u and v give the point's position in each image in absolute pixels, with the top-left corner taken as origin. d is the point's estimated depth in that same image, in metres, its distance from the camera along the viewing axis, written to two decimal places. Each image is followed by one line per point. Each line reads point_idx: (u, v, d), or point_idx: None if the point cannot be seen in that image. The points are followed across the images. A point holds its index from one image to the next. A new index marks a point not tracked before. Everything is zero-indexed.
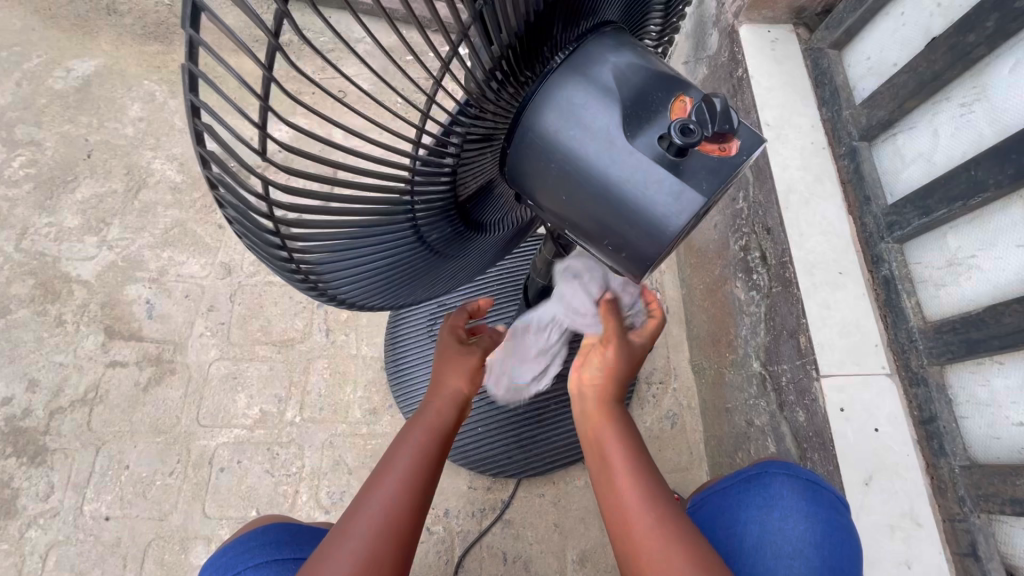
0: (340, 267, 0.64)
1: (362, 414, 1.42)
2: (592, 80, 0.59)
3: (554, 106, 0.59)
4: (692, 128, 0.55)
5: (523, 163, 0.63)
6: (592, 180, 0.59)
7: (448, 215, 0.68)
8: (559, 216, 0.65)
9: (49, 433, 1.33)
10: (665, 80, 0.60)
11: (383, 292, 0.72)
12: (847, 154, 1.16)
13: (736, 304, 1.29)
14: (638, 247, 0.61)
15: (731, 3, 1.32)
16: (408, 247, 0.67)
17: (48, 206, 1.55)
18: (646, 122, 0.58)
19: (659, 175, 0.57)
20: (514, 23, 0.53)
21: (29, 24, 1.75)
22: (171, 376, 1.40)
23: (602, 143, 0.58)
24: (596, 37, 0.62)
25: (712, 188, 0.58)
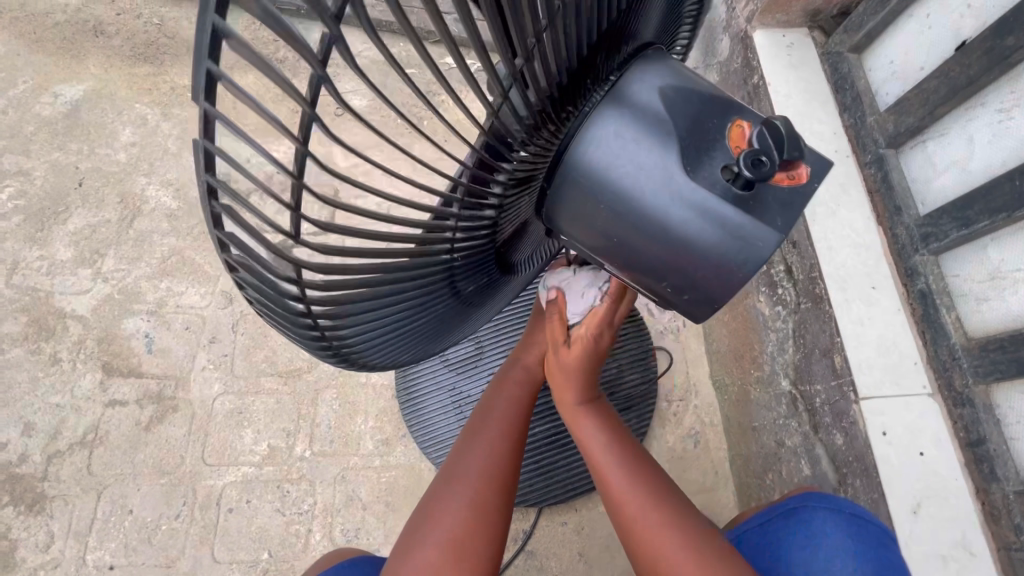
0: (366, 328, 0.59)
1: (374, 446, 1.36)
2: (642, 111, 0.54)
3: (602, 143, 0.54)
4: (765, 159, 0.50)
5: (570, 206, 0.58)
6: (653, 223, 0.55)
7: (483, 260, 0.64)
8: (610, 261, 0.61)
9: (47, 480, 1.27)
10: (719, 103, 0.55)
11: (415, 343, 0.68)
12: (874, 162, 1.11)
13: (760, 319, 1.24)
14: (702, 286, 0.57)
15: (743, 8, 1.27)
16: (442, 299, 0.63)
17: (39, 239, 1.48)
18: (706, 154, 0.53)
19: (726, 216, 0.53)
20: (561, 62, 0.49)
21: (14, 50, 1.69)
22: (173, 414, 1.34)
23: (661, 183, 0.53)
24: (640, 59, 0.57)
25: (785, 224, 0.54)
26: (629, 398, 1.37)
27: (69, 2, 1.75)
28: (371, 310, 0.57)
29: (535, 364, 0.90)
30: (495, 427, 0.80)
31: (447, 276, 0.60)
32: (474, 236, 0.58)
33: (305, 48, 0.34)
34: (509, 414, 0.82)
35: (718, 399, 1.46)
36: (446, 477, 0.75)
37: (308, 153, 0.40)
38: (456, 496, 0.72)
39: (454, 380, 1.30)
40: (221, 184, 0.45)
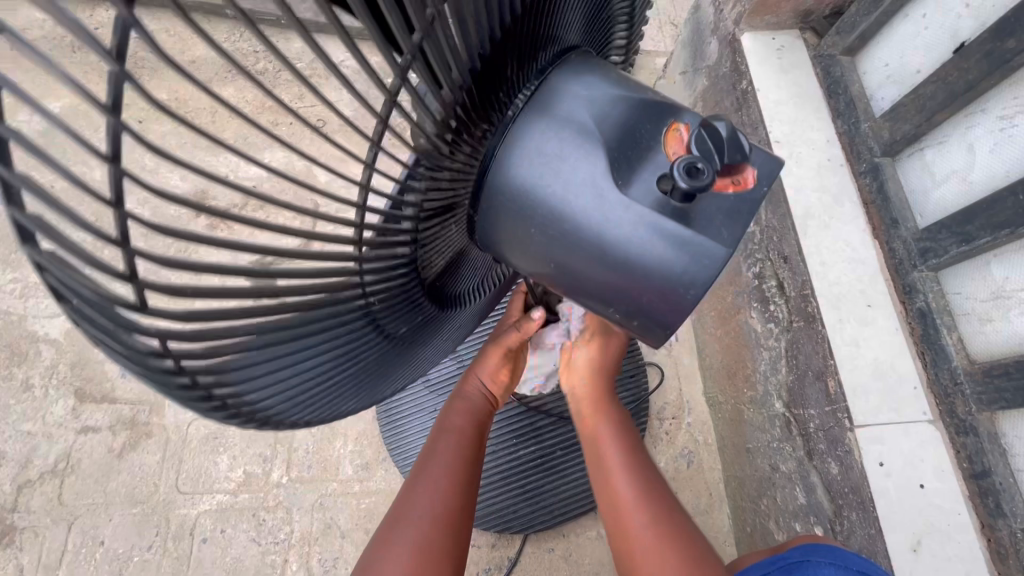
0: (266, 377, 0.47)
1: (354, 470, 1.32)
2: (565, 123, 0.50)
3: (526, 162, 0.50)
4: (702, 167, 0.45)
5: (502, 229, 0.53)
6: (589, 245, 0.49)
7: (410, 297, 0.55)
8: (555, 286, 0.55)
9: (17, 510, 1.24)
10: (651, 104, 0.50)
11: (362, 393, 0.58)
12: (869, 171, 1.05)
13: (752, 336, 1.17)
14: (652, 311, 0.51)
15: (730, 10, 1.21)
16: (366, 340, 0.53)
17: (13, 260, 1.45)
18: (638, 164, 0.48)
19: (666, 229, 0.47)
20: (461, 68, 0.45)
21: None
22: (147, 440, 1.31)
23: (592, 196, 0.48)
24: (561, 66, 0.53)
25: (734, 237, 0.48)
26: None
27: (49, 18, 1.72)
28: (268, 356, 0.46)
29: (484, 403, 0.86)
30: (439, 465, 0.73)
31: (364, 317, 0.51)
32: (390, 277, 0.52)
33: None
34: (455, 453, 0.75)
35: (712, 416, 1.40)
36: (397, 522, 0.68)
37: (127, 129, 0.30)
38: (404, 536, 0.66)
39: (434, 402, 1.26)
40: (28, 238, 0.35)
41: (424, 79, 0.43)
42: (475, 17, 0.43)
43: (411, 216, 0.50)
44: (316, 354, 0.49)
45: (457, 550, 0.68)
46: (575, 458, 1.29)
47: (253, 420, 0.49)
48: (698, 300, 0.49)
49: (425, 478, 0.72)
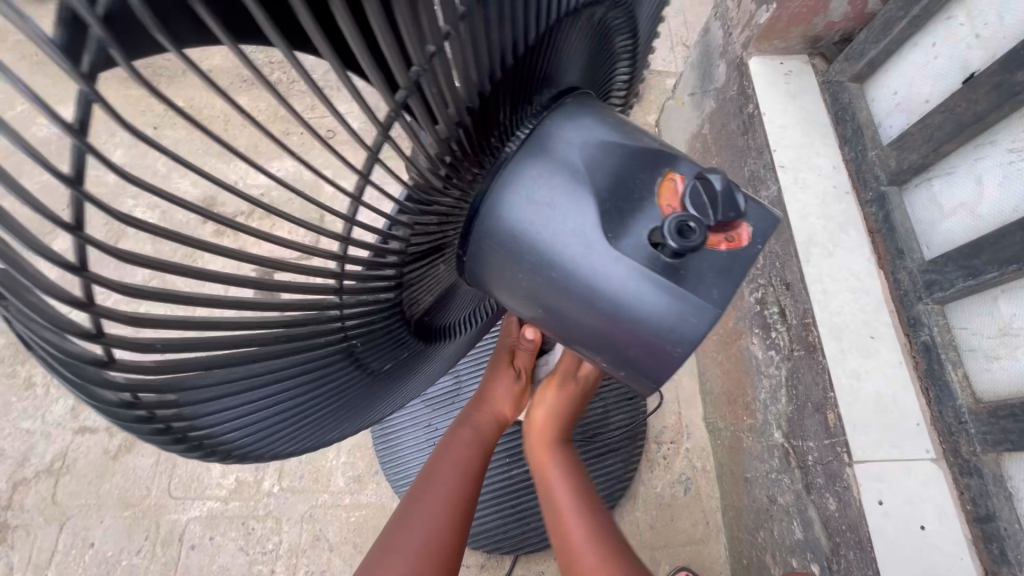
0: (230, 412, 0.47)
1: (345, 483, 1.31)
2: (558, 168, 0.49)
3: (515, 205, 0.49)
4: (693, 226, 0.44)
5: (490, 269, 0.52)
6: (576, 292, 0.48)
7: (393, 336, 0.55)
8: (541, 329, 0.54)
9: (12, 508, 1.25)
10: (647, 153, 0.49)
11: (341, 424, 0.59)
12: (876, 200, 1.03)
13: (753, 363, 1.15)
14: (637, 364, 0.49)
15: (739, 34, 1.20)
16: (346, 377, 0.53)
17: None
18: (630, 217, 0.47)
19: (655, 284, 0.46)
20: (459, 108, 0.44)
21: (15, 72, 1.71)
22: (142, 443, 1.31)
23: (580, 246, 0.47)
24: (560, 108, 0.52)
25: (725, 297, 0.46)
26: (614, 440, 1.30)
27: None
28: (235, 392, 0.46)
29: (489, 428, 0.83)
30: (439, 497, 0.71)
31: (341, 353, 0.51)
32: (372, 317, 0.51)
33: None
34: (457, 485, 0.73)
35: (711, 442, 1.37)
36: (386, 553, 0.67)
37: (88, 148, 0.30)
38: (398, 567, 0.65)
39: (429, 417, 1.26)
40: None
41: (421, 115, 0.41)
42: (472, 57, 0.41)
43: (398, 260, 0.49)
44: (292, 393, 0.50)
45: None
46: None
47: (216, 450, 0.49)
48: (684, 358, 0.48)
49: (424, 508, 0.70)
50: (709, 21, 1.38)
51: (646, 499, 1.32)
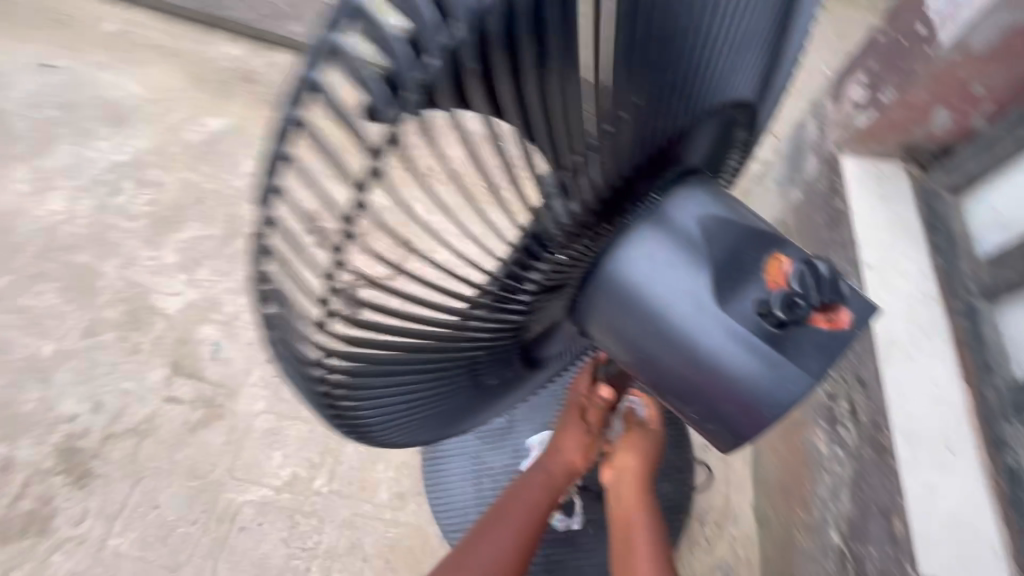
0: (382, 402, 0.56)
1: (389, 497, 1.36)
2: (679, 236, 0.52)
3: (635, 262, 0.53)
4: (801, 303, 0.49)
5: (600, 314, 0.57)
6: (679, 349, 0.52)
7: (507, 356, 0.63)
8: (634, 374, 0.58)
9: (97, 458, 1.37)
10: (761, 235, 0.52)
11: (445, 425, 0.68)
12: (964, 311, 1.04)
13: (816, 457, 1.14)
14: (728, 422, 0.53)
15: (834, 132, 1.26)
16: (465, 385, 0.62)
17: (154, 240, 1.69)
18: (739, 289, 0.51)
19: (756, 355, 0.50)
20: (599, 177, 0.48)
21: (181, 84, 2.01)
22: (218, 421, 1.43)
23: (692, 310, 0.51)
24: (682, 183, 0.55)
25: (820, 372, 0.50)
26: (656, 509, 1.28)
27: (234, 54, 2.08)
28: (395, 383, 0.55)
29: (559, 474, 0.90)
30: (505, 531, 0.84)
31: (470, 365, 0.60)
32: (498, 337, 0.59)
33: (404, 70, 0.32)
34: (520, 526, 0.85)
35: (758, 532, 1.32)
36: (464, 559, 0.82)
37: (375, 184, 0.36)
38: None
39: (479, 449, 1.30)
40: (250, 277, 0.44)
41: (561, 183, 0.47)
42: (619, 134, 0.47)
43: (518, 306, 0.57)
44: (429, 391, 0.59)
45: None
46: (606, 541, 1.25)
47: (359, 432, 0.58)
48: (772, 424, 0.51)
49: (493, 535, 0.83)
50: (803, 117, 1.44)
51: None
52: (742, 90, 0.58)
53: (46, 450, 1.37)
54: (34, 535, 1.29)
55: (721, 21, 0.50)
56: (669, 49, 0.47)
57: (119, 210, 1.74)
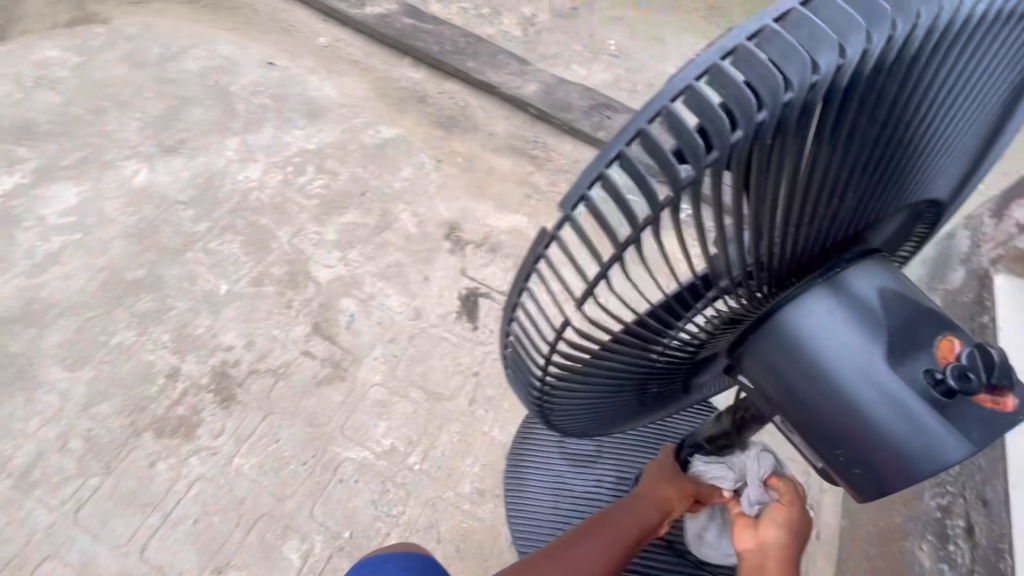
0: (576, 390, 0.71)
1: (470, 490, 1.46)
2: (856, 303, 0.57)
3: (811, 317, 0.57)
4: (975, 377, 0.52)
5: (762, 357, 0.62)
6: (842, 400, 0.57)
7: (672, 375, 0.72)
8: (784, 414, 0.63)
9: (241, 387, 1.61)
10: (932, 314, 0.57)
11: (603, 419, 0.80)
12: None
13: (916, 570, 1.09)
14: (879, 471, 0.57)
15: (990, 248, 1.25)
16: (633, 392, 0.74)
17: (321, 218, 1.97)
18: (910, 357, 0.55)
19: (920, 418, 0.54)
20: (793, 247, 0.52)
21: (367, 94, 2.35)
22: (340, 381, 1.62)
23: (862, 371, 0.56)
24: (865, 257, 0.59)
25: (980, 442, 0.54)
26: None
27: (414, 77, 2.41)
28: (591, 377, 0.69)
29: (655, 513, 0.99)
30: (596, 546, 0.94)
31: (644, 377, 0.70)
32: (674, 359, 0.68)
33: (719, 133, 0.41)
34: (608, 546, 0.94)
35: None
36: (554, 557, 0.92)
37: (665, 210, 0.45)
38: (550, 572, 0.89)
39: (563, 470, 1.35)
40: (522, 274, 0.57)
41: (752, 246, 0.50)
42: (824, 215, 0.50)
43: (686, 337, 0.65)
44: (612, 393, 0.72)
45: None
46: None
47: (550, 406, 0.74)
48: (925, 478, 0.55)
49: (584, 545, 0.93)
50: (954, 227, 1.43)
51: None
52: (941, 189, 0.61)
53: (205, 369, 1.63)
54: (180, 436, 1.53)
55: (950, 123, 0.52)
56: (907, 150, 0.50)
57: (299, 187, 2.05)
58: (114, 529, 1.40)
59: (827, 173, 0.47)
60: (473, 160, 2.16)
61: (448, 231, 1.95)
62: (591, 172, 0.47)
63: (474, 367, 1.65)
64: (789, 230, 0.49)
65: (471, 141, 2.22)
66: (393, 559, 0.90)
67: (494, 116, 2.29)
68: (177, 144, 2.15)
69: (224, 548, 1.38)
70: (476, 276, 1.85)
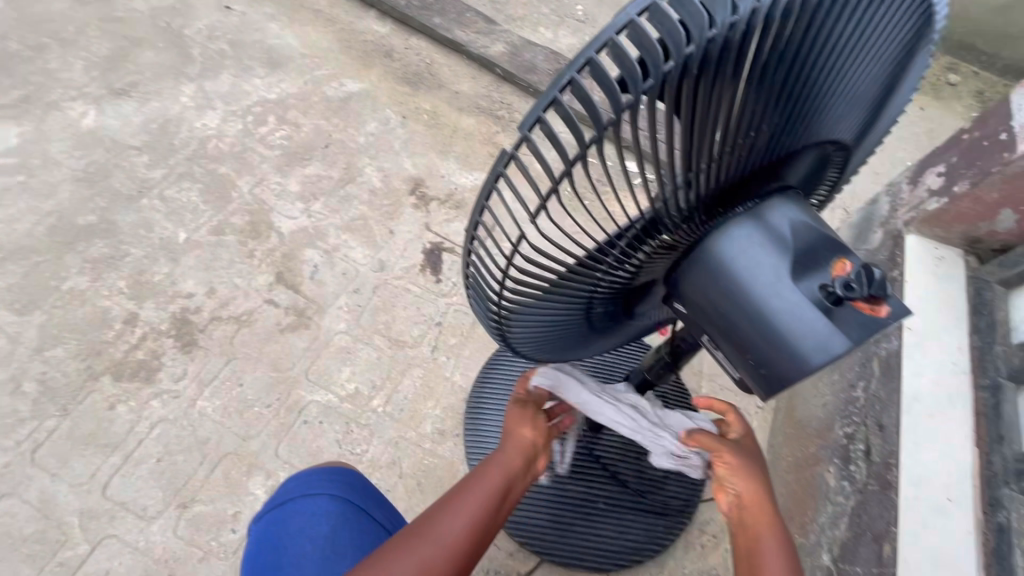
0: (528, 312, 0.79)
1: (431, 430, 1.54)
2: (770, 229, 0.66)
3: (733, 241, 0.66)
4: (855, 287, 0.62)
5: (692, 278, 0.71)
6: (753, 311, 0.66)
7: (615, 298, 0.80)
8: (708, 327, 0.73)
9: (203, 333, 1.62)
10: (834, 240, 0.67)
11: (555, 342, 0.89)
12: (990, 387, 1.14)
13: (823, 489, 1.25)
14: (779, 370, 0.67)
15: (904, 211, 1.39)
16: (579, 315, 0.82)
17: (283, 169, 1.95)
18: (809, 275, 0.65)
19: (814, 324, 0.64)
20: (715, 179, 0.61)
21: (330, 46, 2.30)
22: (303, 329, 1.65)
23: (771, 286, 0.65)
24: (779, 192, 0.68)
25: (858, 340, 0.64)
26: (664, 505, 1.41)
27: (379, 31, 2.37)
28: (540, 300, 0.76)
29: (518, 463, 0.96)
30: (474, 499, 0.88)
31: (589, 299, 0.78)
32: (616, 282, 0.76)
33: (655, 65, 0.47)
34: (485, 495, 0.89)
35: None
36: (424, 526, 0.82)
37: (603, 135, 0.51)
38: (430, 541, 0.80)
39: None
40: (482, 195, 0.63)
41: (684, 179, 0.59)
42: (740, 151, 0.59)
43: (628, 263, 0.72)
44: (559, 315, 0.80)
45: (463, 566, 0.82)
46: (615, 514, 1.39)
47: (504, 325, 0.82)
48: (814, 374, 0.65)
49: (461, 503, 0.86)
50: (878, 194, 1.58)
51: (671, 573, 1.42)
52: (844, 133, 0.70)
53: (165, 316, 1.63)
54: (140, 380, 1.53)
55: (849, 75, 0.61)
56: (811, 94, 0.59)
57: (260, 138, 2.01)
58: (73, 468, 1.41)
59: (745, 105, 0.54)
60: (439, 118, 2.17)
61: (412, 187, 1.97)
62: (545, 99, 0.53)
63: (437, 318, 1.72)
64: (710, 163, 0.58)
65: (437, 99, 2.22)
66: (317, 474, 0.92)
67: (460, 75, 2.29)
68: (128, 87, 2.06)
69: (189, 485, 1.41)
70: (440, 231, 1.89)
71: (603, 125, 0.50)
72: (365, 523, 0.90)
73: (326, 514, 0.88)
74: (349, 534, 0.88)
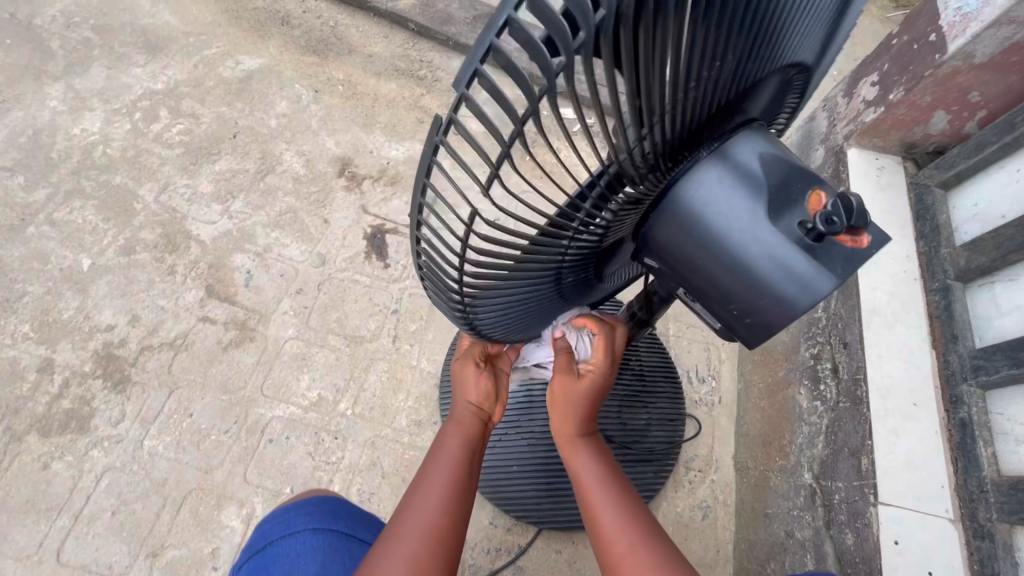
0: (491, 294, 0.73)
1: (407, 423, 1.48)
2: (738, 169, 0.60)
3: (702, 189, 0.61)
4: (836, 220, 0.57)
5: (664, 231, 0.66)
6: (732, 259, 0.62)
7: (584, 265, 0.75)
8: (686, 279, 0.69)
9: (135, 366, 1.46)
10: (806, 169, 0.61)
11: (525, 319, 0.84)
12: (940, 290, 1.17)
13: (797, 411, 1.28)
14: (765, 316, 0.64)
15: (843, 126, 1.39)
16: (548, 288, 0.76)
17: (189, 169, 1.74)
18: (786, 212, 0.60)
19: (795, 266, 0.60)
20: (674, 129, 0.55)
21: (216, 19, 2.02)
22: (249, 342, 1.52)
23: (747, 231, 0.61)
24: (746, 125, 0.62)
25: (843, 275, 0.61)
26: (650, 451, 1.43)
27: None
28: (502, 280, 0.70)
29: (472, 426, 0.90)
30: (439, 481, 0.83)
31: (557, 272, 0.73)
32: (584, 250, 0.70)
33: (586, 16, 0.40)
34: (448, 474, 0.84)
35: (736, 480, 1.48)
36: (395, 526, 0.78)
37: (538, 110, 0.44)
38: (409, 539, 0.76)
39: None
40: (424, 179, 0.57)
41: (640, 136, 0.52)
42: (696, 94, 0.53)
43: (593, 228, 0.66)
44: (526, 293, 0.74)
45: (448, 557, 0.77)
46: None
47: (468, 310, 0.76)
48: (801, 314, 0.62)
49: (426, 489, 0.82)
50: (815, 111, 1.57)
51: (665, 514, 1.44)
52: (807, 48, 0.64)
53: (86, 355, 1.45)
54: (73, 431, 1.38)
55: None
56: (771, 11, 0.52)
57: (155, 137, 1.78)
58: (16, 540, 1.27)
59: (696, 41, 0.47)
60: (356, 88, 1.97)
61: (340, 169, 1.81)
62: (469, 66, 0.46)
63: (392, 305, 1.62)
64: (665, 113, 0.52)
65: (349, 65, 2.02)
66: (293, 512, 0.87)
67: (370, 36, 2.08)
68: None
69: (155, 531, 1.30)
70: (379, 213, 1.75)
71: (534, 95, 0.43)
72: (356, 548, 0.85)
73: (312, 550, 0.82)
74: (341, 565, 0.81)
